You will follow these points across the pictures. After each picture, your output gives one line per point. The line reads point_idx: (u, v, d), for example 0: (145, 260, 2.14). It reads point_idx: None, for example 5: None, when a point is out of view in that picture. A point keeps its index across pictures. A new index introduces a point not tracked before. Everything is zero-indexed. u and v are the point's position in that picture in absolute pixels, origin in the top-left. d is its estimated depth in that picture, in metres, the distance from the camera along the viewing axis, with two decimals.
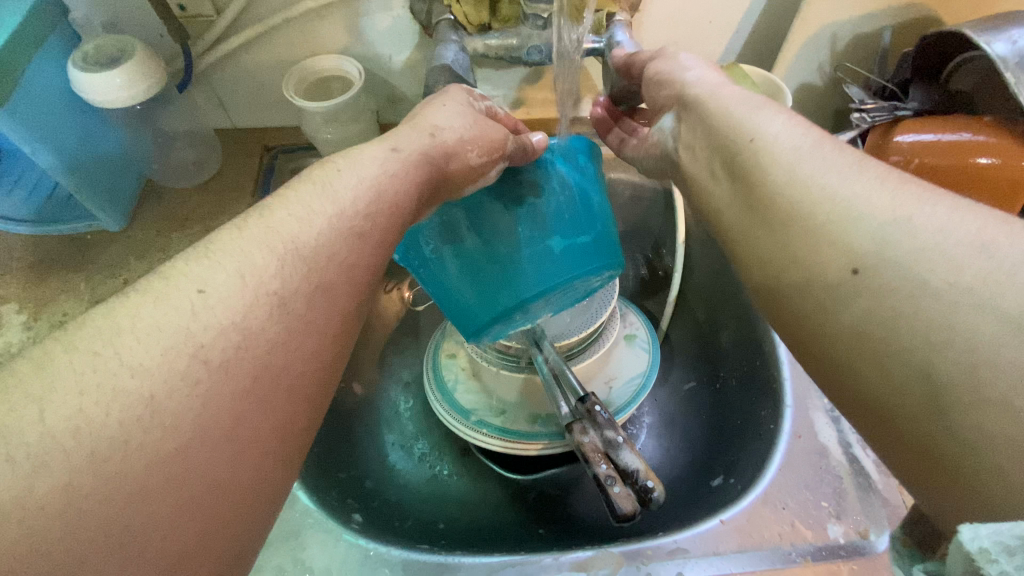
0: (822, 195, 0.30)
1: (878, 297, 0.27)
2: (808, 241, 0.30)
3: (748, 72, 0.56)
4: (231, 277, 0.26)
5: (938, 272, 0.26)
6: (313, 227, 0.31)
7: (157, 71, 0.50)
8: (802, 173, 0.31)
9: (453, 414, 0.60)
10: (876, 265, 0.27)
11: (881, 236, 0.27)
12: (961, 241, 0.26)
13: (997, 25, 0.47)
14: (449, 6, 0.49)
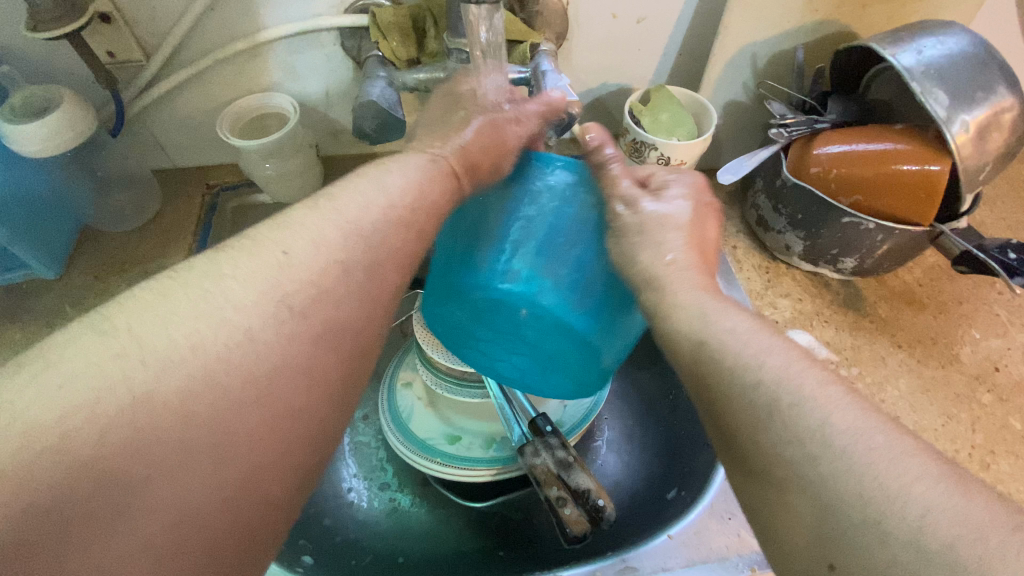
0: (759, 398, 0.27)
1: (818, 540, 0.24)
2: (729, 434, 0.28)
3: (675, 93, 0.58)
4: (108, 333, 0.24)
5: (868, 537, 0.23)
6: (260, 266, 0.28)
7: (86, 120, 0.50)
8: (740, 372, 0.28)
9: (406, 442, 0.60)
10: (795, 484, 0.25)
11: (813, 471, 0.25)
12: (917, 507, 0.23)
13: (903, 37, 0.50)
14: (376, 42, 0.50)
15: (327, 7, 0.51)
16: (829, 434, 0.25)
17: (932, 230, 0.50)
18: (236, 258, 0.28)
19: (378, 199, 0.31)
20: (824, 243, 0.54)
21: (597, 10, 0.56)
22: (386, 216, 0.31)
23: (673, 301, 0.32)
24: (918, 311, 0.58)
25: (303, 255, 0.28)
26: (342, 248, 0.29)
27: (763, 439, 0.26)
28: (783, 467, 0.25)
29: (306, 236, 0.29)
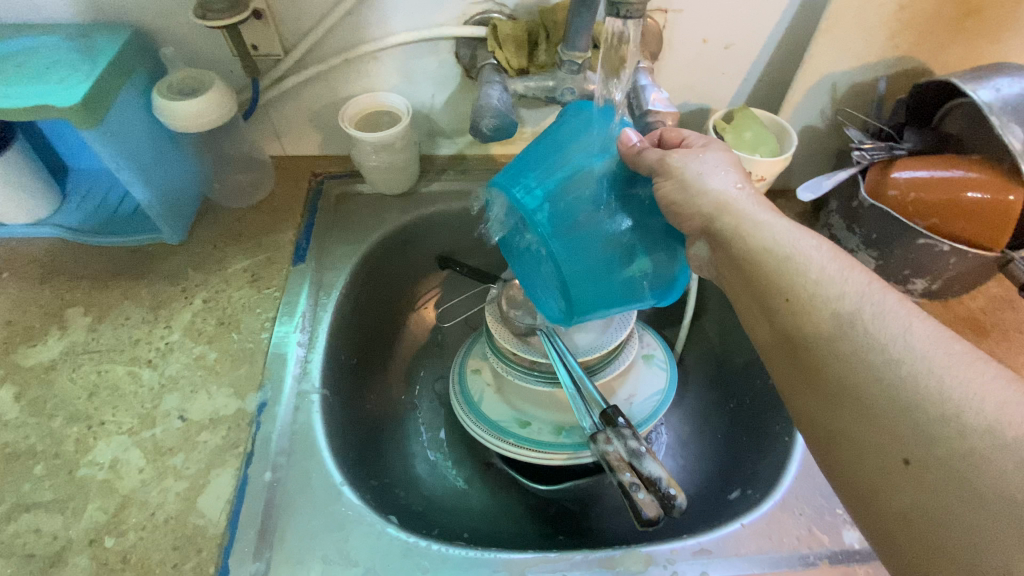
0: (839, 313, 0.35)
1: (895, 440, 0.31)
2: (804, 347, 0.36)
3: (757, 114, 0.62)
4: None
5: (948, 430, 0.30)
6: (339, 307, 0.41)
7: (229, 100, 0.56)
8: (818, 293, 0.36)
9: (479, 422, 0.63)
10: (875, 388, 0.32)
11: (892, 372, 0.32)
12: (994, 407, 0.29)
13: (984, 75, 0.54)
14: (492, 52, 0.56)
15: (449, 18, 0.57)
16: (904, 337, 0.33)
17: (1001, 257, 0.53)
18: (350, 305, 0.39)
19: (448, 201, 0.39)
20: (895, 264, 0.56)
21: (689, 35, 0.60)
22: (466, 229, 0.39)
23: (751, 228, 0.39)
24: (981, 337, 0.60)
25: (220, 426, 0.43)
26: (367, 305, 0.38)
27: (842, 350, 0.34)
28: (861, 373, 0.33)
29: None
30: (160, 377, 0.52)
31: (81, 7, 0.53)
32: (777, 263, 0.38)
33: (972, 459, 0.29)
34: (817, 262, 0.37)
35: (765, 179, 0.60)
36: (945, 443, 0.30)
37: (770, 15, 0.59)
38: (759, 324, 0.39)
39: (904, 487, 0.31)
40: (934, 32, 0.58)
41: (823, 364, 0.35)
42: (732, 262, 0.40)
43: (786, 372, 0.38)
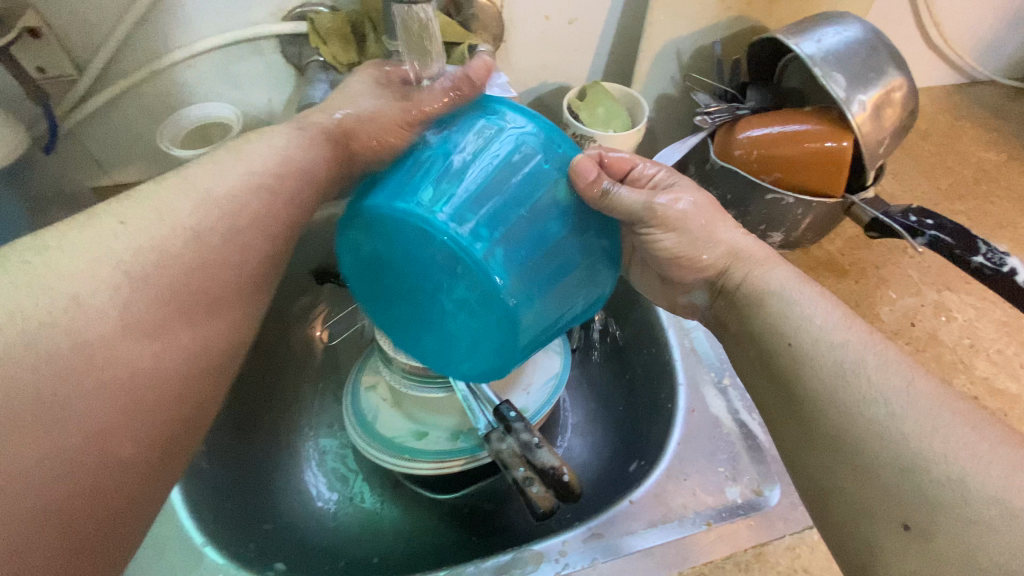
0: (836, 365, 0.34)
1: (895, 504, 0.30)
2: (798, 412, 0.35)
3: (609, 88, 0.61)
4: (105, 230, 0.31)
5: (953, 493, 0.28)
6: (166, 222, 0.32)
7: (17, 135, 0.48)
8: (823, 337, 0.35)
9: (374, 442, 0.60)
10: (873, 446, 0.31)
11: (893, 428, 0.31)
12: (993, 472, 0.28)
13: (807, 27, 0.55)
14: (316, 47, 0.51)
15: (266, 15, 0.52)
16: (869, 391, 0.32)
17: (844, 201, 0.56)
18: (126, 208, 0.33)
19: (238, 170, 0.37)
20: (752, 220, 0.58)
21: (529, 12, 0.59)
22: (251, 181, 0.36)
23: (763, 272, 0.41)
24: (841, 278, 0.64)
25: (242, 160, 0.38)
26: (194, 215, 0.33)
27: (841, 412, 0.33)
28: (853, 435, 0.32)
29: (154, 208, 0.33)
30: None
31: None
32: (778, 311, 0.38)
33: (952, 511, 0.28)
34: (812, 310, 0.37)
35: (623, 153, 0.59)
36: (945, 500, 0.28)
37: None
38: (755, 374, 0.40)
39: (906, 554, 0.29)
40: None
41: (814, 427, 0.34)
42: (739, 306, 0.42)
43: (779, 417, 0.37)
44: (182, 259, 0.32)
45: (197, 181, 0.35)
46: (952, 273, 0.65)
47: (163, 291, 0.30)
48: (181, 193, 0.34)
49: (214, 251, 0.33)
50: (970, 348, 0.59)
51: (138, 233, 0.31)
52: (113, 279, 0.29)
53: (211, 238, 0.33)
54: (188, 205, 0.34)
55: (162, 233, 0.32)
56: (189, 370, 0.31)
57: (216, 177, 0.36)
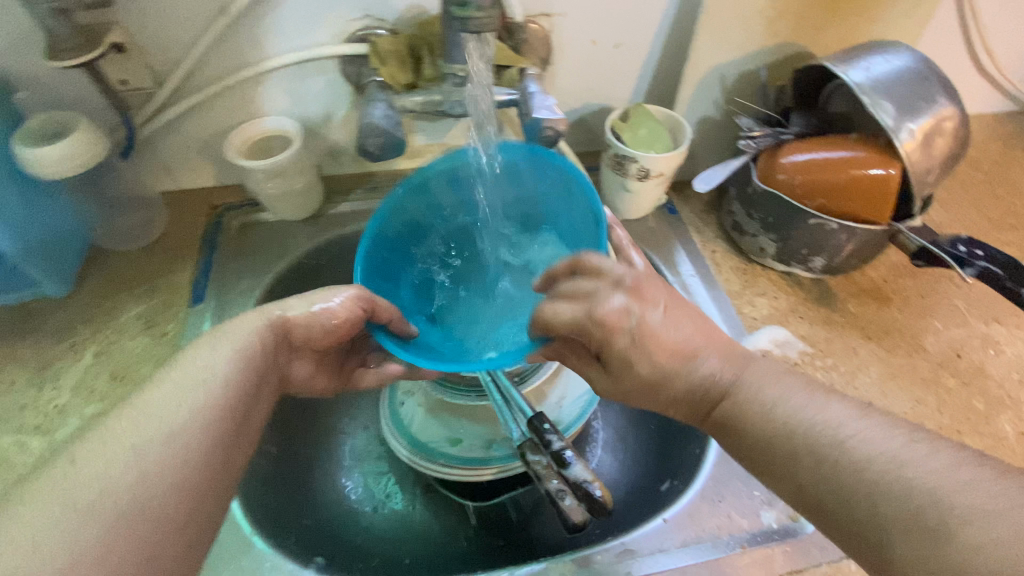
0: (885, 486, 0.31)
1: None
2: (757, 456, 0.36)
3: (652, 110, 0.63)
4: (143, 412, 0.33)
5: None
6: (181, 404, 0.34)
7: (99, 141, 0.53)
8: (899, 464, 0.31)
9: (410, 446, 0.61)
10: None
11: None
12: None
13: (855, 56, 0.55)
14: (375, 69, 0.54)
15: (329, 37, 0.55)
16: (859, 433, 0.33)
17: (890, 229, 0.55)
18: (122, 427, 0.32)
19: (206, 377, 0.36)
20: (794, 244, 0.59)
21: (577, 37, 0.61)
22: (191, 405, 0.34)
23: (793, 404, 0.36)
24: (883, 307, 0.63)
25: (208, 367, 0.36)
26: (224, 379, 0.36)
27: (827, 460, 0.33)
28: (810, 468, 0.34)
29: (132, 426, 0.32)
30: (49, 444, 0.49)
31: None
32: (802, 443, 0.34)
33: (936, 514, 0.29)
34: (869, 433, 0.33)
35: (664, 174, 0.60)
36: None
37: (652, 12, 0.60)
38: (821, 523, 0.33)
39: None
40: (806, 18, 0.60)
41: (769, 460, 0.36)
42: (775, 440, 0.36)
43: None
44: (201, 416, 0.34)
45: (210, 361, 0.36)
46: (1001, 305, 0.64)
47: (191, 449, 0.33)
48: (175, 391, 0.34)
49: (189, 432, 0.33)
50: (1020, 383, 0.57)
51: (120, 444, 0.31)
52: (119, 473, 0.30)
53: (221, 392, 0.35)
54: (188, 395, 0.34)
55: (184, 411, 0.34)
56: (211, 478, 0.33)
57: (218, 356, 0.37)
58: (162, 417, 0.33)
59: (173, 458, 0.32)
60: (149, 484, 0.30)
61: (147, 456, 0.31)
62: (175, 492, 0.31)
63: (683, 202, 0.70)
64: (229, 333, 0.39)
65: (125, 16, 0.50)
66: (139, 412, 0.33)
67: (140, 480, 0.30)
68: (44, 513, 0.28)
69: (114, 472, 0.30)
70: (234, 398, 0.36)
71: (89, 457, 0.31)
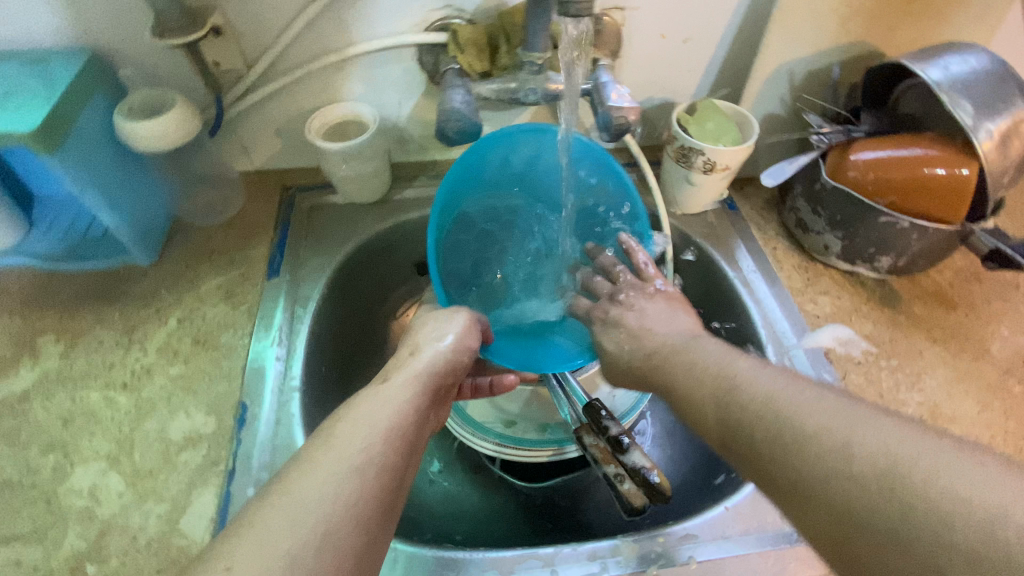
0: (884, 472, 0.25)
1: None
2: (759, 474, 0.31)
3: (718, 105, 0.63)
4: (331, 454, 0.33)
5: None
6: (365, 438, 0.34)
7: (192, 118, 0.56)
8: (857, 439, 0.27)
9: (465, 426, 0.63)
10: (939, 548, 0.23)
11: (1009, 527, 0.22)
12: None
13: (932, 55, 0.55)
14: (454, 57, 0.56)
15: (409, 26, 0.57)
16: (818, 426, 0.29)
17: (963, 229, 0.55)
18: (312, 461, 0.33)
19: (388, 413, 0.37)
20: (861, 242, 0.58)
21: (647, 31, 0.61)
22: (375, 438, 0.34)
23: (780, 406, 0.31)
24: (949, 310, 0.62)
25: (384, 406, 0.37)
26: (397, 417, 0.37)
27: (787, 444, 0.30)
28: (796, 462, 0.29)
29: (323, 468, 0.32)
30: (136, 401, 0.51)
31: (48, 36, 0.53)
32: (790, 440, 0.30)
33: (923, 508, 0.24)
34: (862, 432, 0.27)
35: (729, 168, 0.61)
36: None
37: (724, 9, 0.60)
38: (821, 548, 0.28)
39: None
40: (882, 16, 0.60)
41: (765, 462, 0.31)
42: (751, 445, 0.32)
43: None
44: (376, 443, 0.34)
45: (376, 410, 0.37)
46: None
47: (376, 484, 0.32)
48: (354, 436, 0.34)
49: (375, 461, 0.33)
50: None
51: (299, 493, 0.31)
52: (309, 508, 0.30)
53: (404, 424, 0.37)
54: (367, 427, 0.35)
55: (362, 442, 0.34)
56: (385, 520, 0.32)
57: (382, 407, 0.37)
58: (347, 460, 0.33)
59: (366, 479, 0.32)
60: (353, 504, 0.31)
61: (331, 493, 0.31)
62: (360, 538, 0.30)
63: (743, 199, 0.70)
64: (384, 386, 0.40)
65: (224, 0, 0.53)
66: (327, 448, 0.34)
67: (339, 502, 0.31)
68: (271, 531, 0.29)
69: (316, 493, 0.31)
70: (406, 425, 0.37)
71: (299, 500, 0.30)
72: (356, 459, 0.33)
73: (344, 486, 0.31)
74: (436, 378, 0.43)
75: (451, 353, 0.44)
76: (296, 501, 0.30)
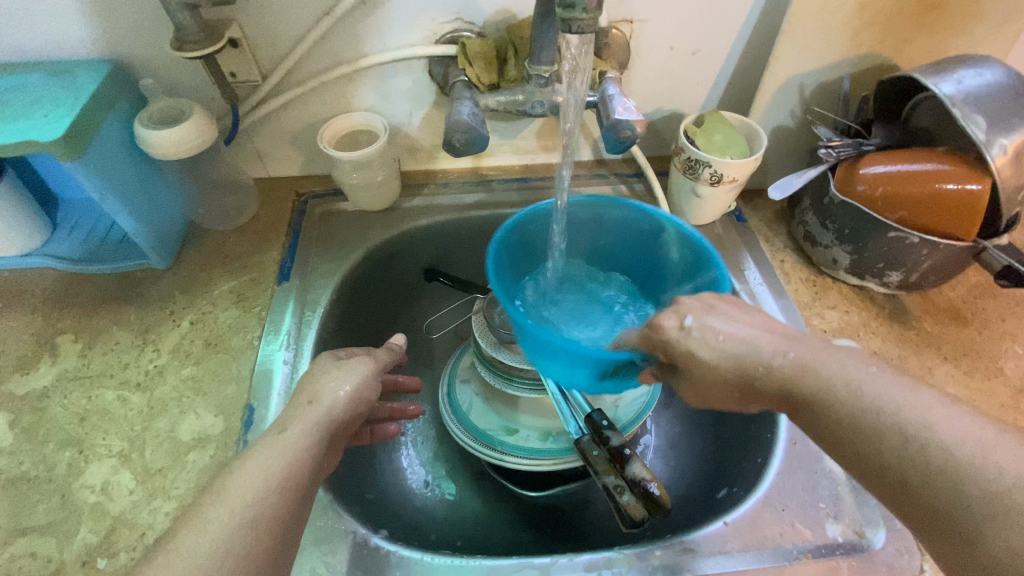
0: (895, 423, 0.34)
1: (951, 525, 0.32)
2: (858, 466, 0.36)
3: (727, 117, 0.63)
4: (222, 506, 0.35)
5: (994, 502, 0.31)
6: (259, 485, 0.36)
7: (209, 126, 0.57)
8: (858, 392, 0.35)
9: (468, 433, 0.63)
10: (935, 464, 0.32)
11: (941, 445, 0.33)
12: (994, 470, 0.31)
13: (945, 68, 0.54)
14: (462, 69, 0.57)
15: (419, 38, 0.58)
16: (931, 420, 0.33)
17: (975, 245, 0.54)
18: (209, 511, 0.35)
19: (281, 461, 0.38)
20: (870, 257, 0.58)
21: (656, 43, 0.62)
22: (271, 486, 0.36)
23: (806, 360, 0.37)
24: (962, 327, 0.61)
25: (276, 452, 0.38)
26: (291, 463, 0.38)
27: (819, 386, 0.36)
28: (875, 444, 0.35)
29: (220, 517, 0.34)
30: (148, 400, 0.53)
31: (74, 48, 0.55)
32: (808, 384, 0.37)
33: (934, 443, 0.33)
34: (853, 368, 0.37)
35: (737, 180, 0.60)
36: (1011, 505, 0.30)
37: (734, 21, 0.60)
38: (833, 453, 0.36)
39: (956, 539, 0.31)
40: (895, 29, 0.59)
41: (842, 441, 0.36)
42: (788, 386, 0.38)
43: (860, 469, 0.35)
44: (268, 496, 0.36)
45: (270, 462, 0.38)
46: None
47: (269, 523, 0.35)
48: (252, 485, 0.36)
49: (267, 507, 0.35)
50: None
51: (194, 548, 0.33)
52: (213, 556, 0.33)
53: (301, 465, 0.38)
54: (258, 480, 0.36)
55: (252, 494, 0.36)
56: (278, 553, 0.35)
57: (274, 458, 0.38)
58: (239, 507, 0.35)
59: (246, 536, 0.34)
60: (245, 555, 0.33)
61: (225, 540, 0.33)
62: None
63: (751, 211, 0.70)
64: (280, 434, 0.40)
65: (240, 14, 0.55)
66: (211, 505, 0.35)
67: (225, 553, 0.33)
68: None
69: (203, 547, 0.33)
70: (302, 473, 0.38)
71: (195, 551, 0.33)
72: (245, 504, 0.35)
73: (233, 538, 0.34)
74: (338, 426, 0.42)
75: (354, 399, 0.43)
76: (190, 553, 0.32)
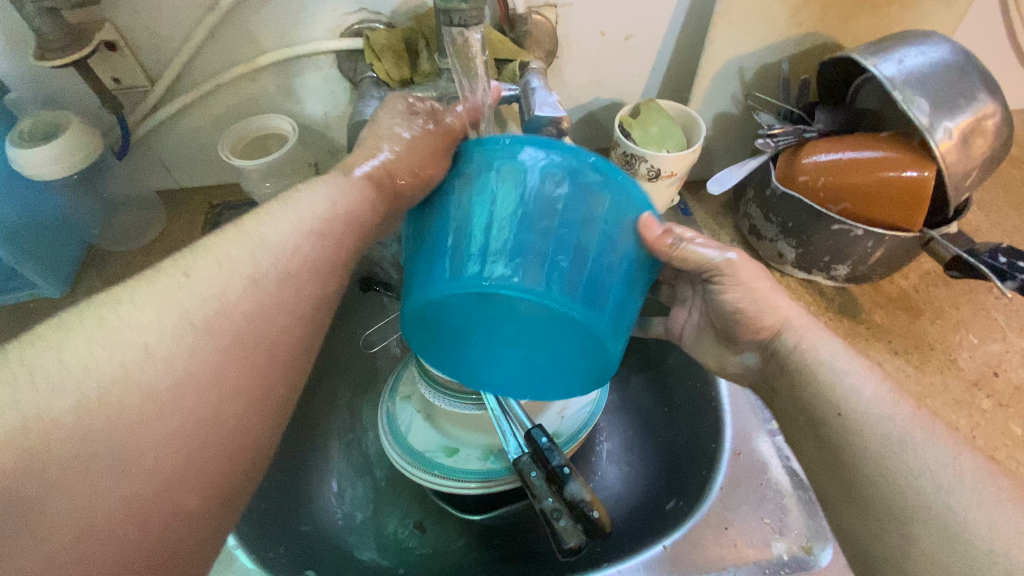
0: (880, 440, 0.34)
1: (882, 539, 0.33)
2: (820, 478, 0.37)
3: (664, 105, 0.59)
4: (171, 287, 0.29)
5: (923, 519, 0.32)
6: (220, 299, 0.30)
7: (90, 140, 0.51)
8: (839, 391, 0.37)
9: (405, 456, 0.59)
10: (892, 494, 0.33)
11: (917, 470, 0.33)
12: (944, 477, 0.32)
13: (887, 47, 0.51)
14: (371, 65, 0.52)
15: (324, 31, 0.53)
16: (912, 439, 0.34)
17: (922, 236, 0.51)
18: (229, 247, 0.32)
19: (262, 253, 0.32)
20: (816, 250, 0.55)
21: (584, 29, 0.57)
22: (240, 310, 0.30)
23: (814, 358, 0.39)
24: (913, 317, 0.58)
25: (262, 243, 0.32)
26: (260, 272, 0.31)
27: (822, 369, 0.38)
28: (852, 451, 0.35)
29: (169, 316, 0.28)
30: None
31: None
32: (807, 370, 0.39)
33: (895, 469, 0.33)
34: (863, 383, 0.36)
35: (675, 174, 0.57)
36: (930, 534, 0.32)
37: (664, 3, 0.56)
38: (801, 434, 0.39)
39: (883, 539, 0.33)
40: (835, 6, 0.55)
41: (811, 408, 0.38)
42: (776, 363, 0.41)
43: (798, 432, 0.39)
44: (178, 352, 0.28)
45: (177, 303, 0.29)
46: None
47: (239, 347, 0.30)
48: (245, 255, 0.31)
49: (261, 302, 0.31)
50: None
51: (90, 362, 0.26)
52: (159, 353, 0.28)
53: (268, 286, 0.31)
54: (238, 271, 0.31)
55: (162, 346, 0.28)
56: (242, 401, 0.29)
57: (274, 237, 0.32)
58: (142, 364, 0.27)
59: (150, 411, 0.27)
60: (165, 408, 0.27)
61: (164, 359, 0.28)
62: (166, 449, 0.27)
63: (697, 203, 0.66)
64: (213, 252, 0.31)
65: (114, 11, 0.49)
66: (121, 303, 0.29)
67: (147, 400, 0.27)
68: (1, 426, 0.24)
69: (88, 391, 0.26)
70: (269, 311, 0.31)
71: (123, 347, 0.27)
72: (197, 321, 0.29)
73: (159, 377, 0.27)
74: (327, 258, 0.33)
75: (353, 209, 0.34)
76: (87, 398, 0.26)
